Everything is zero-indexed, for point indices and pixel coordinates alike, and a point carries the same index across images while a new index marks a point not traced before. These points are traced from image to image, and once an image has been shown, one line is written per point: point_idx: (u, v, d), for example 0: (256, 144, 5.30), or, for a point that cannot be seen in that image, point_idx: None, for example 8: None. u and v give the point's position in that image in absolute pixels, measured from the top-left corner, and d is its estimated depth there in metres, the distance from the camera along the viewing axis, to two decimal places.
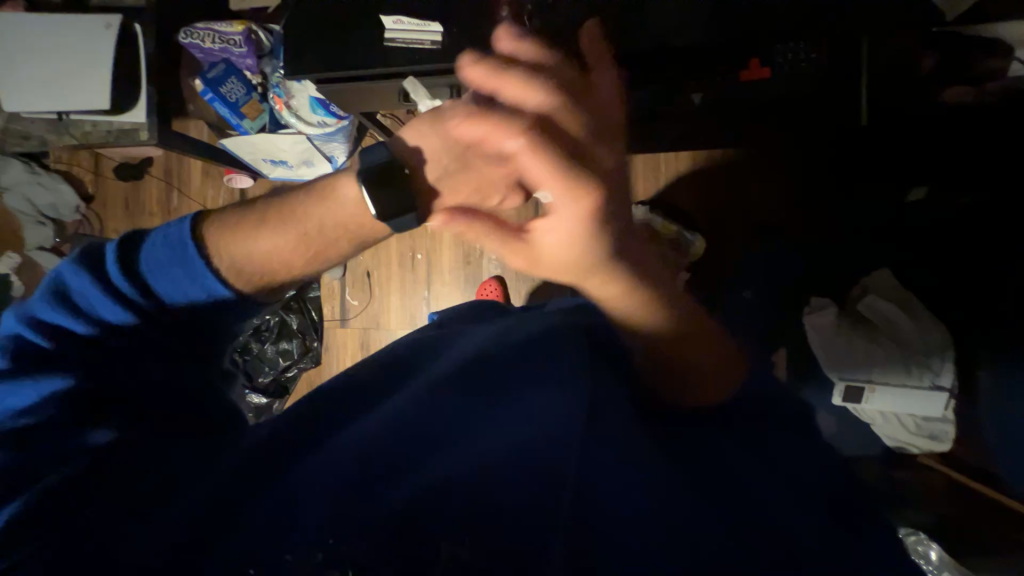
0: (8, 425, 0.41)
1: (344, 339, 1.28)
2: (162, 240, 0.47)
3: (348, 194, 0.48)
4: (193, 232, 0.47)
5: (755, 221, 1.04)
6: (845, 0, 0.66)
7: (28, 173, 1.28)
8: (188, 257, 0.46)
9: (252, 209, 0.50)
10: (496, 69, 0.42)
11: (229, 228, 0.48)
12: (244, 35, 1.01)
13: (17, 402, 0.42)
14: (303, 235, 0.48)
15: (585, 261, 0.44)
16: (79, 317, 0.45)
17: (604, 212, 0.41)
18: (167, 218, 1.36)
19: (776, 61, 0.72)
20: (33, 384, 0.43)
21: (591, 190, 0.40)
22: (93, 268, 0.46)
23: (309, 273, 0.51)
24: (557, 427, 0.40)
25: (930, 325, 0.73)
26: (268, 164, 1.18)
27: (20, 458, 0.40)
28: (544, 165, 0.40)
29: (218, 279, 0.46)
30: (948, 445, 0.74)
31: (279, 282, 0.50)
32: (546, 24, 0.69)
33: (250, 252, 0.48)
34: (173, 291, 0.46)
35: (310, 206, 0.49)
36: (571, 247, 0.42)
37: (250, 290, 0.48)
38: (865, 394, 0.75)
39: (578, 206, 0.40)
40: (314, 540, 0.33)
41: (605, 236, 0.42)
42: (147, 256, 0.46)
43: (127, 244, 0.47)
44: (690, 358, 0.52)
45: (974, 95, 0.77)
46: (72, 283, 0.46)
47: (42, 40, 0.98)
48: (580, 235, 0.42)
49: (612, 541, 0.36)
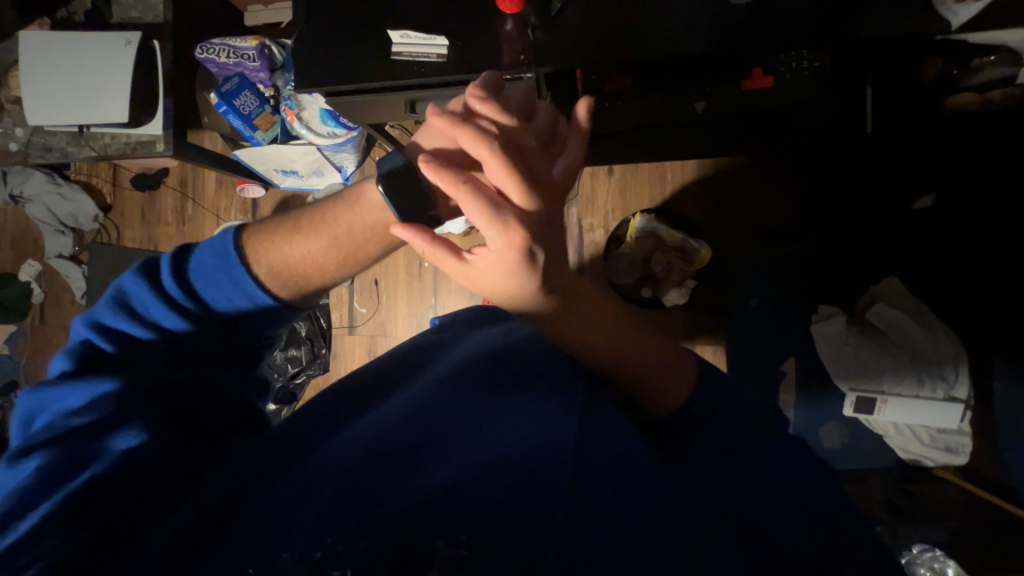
0: (62, 424, 0.42)
1: (351, 347, 1.29)
2: (209, 249, 0.50)
3: (375, 199, 0.52)
4: (235, 241, 0.50)
5: (762, 229, 1.04)
6: (849, 9, 0.66)
7: (50, 184, 1.32)
8: (233, 263, 0.49)
9: (288, 219, 0.54)
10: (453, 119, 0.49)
11: (267, 236, 0.52)
12: (258, 49, 1.06)
13: (72, 402, 0.43)
14: (333, 240, 0.53)
15: (514, 288, 0.46)
16: (142, 323, 0.48)
17: (530, 248, 0.44)
18: (181, 227, 1.40)
19: (781, 70, 0.72)
20: (90, 385, 0.44)
21: (517, 229, 0.43)
22: (152, 275, 0.49)
23: (336, 279, 0.54)
24: (552, 440, 0.41)
25: (942, 334, 0.72)
26: (280, 174, 1.21)
27: (63, 455, 0.40)
28: (477, 200, 0.43)
29: (259, 285, 0.49)
30: (965, 458, 0.72)
31: (312, 288, 0.52)
32: (549, 41, 0.72)
33: (287, 258, 0.51)
34: (220, 297, 0.49)
35: (340, 213, 0.53)
36: (495, 274, 0.46)
37: (288, 296, 0.51)
38: (877, 406, 0.73)
39: (506, 238, 0.43)
40: (312, 538, 0.32)
41: (532, 269, 0.45)
42: (197, 264, 0.49)
43: (182, 254, 0.51)
44: (664, 376, 0.52)
45: (980, 104, 0.75)
46: (133, 290, 0.49)
47: (67, 57, 1.02)
48: (506, 264, 0.45)
49: (610, 542, 0.35)
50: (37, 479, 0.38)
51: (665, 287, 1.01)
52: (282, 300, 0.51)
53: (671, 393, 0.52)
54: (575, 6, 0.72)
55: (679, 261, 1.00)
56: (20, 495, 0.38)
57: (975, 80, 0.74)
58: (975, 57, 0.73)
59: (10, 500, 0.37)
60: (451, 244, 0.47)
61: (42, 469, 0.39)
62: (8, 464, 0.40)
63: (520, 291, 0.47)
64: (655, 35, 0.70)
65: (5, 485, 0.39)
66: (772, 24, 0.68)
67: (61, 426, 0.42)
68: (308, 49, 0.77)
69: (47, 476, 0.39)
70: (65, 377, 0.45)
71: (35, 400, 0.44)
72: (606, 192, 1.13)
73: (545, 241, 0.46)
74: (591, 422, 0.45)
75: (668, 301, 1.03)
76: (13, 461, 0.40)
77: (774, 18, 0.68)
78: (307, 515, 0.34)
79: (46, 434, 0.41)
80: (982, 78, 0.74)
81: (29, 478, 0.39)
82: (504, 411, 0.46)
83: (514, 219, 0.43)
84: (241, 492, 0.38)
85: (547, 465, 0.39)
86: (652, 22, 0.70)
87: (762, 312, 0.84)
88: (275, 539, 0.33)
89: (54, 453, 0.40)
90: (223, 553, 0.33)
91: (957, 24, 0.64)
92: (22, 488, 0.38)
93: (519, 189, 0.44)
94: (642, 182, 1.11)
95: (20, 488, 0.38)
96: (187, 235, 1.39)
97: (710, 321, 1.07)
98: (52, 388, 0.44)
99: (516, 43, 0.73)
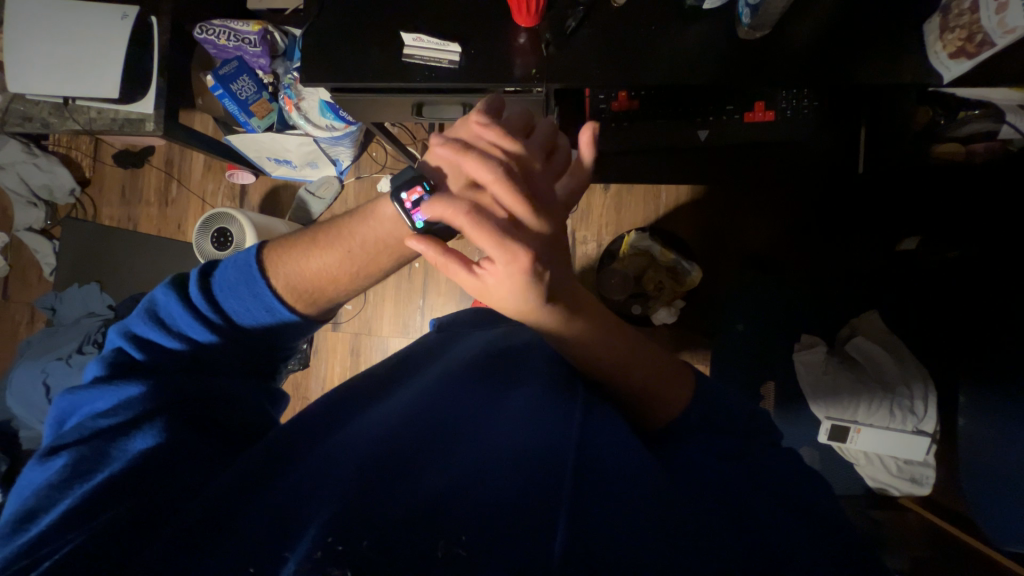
0: (89, 425, 0.44)
1: (334, 343, 1.27)
2: (232, 264, 0.53)
3: (387, 213, 0.55)
4: (256, 257, 0.53)
5: (746, 255, 1.09)
6: (852, 54, 0.69)
7: (25, 154, 1.24)
8: (254, 278, 0.52)
9: (306, 234, 0.57)
10: (457, 150, 0.48)
11: (285, 250, 0.54)
12: (261, 35, 1.02)
13: (99, 405, 0.45)
14: (348, 253, 0.55)
15: (523, 305, 0.47)
16: (168, 332, 0.50)
17: (537, 268, 0.45)
18: (164, 208, 1.35)
19: (782, 105, 0.79)
20: (116, 389, 0.46)
21: (526, 252, 0.44)
22: (180, 288, 0.52)
23: (352, 290, 0.56)
24: (554, 450, 0.42)
25: (914, 368, 0.75)
26: (272, 163, 1.18)
27: (84, 455, 0.42)
28: (484, 232, 0.44)
29: (276, 297, 0.52)
30: (927, 489, 0.75)
31: (327, 300, 0.55)
32: (562, 59, 0.73)
33: (304, 270, 0.54)
34: (240, 308, 0.52)
35: (355, 227, 0.56)
36: (506, 290, 0.46)
37: (303, 308, 0.54)
38: (851, 435, 0.74)
39: (513, 265, 0.44)
40: (316, 537, 0.32)
41: (541, 285, 0.46)
42: (221, 278, 0.52)
43: (207, 270, 0.54)
44: (656, 384, 0.53)
45: (964, 152, 0.82)
46: (161, 302, 0.52)
47: (55, 25, 0.97)
48: (516, 282, 0.45)
49: (610, 544, 0.36)
50: (62, 477, 0.41)
51: (654, 305, 1.03)
52: (299, 312, 0.54)
53: (656, 406, 0.53)
54: (589, 26, 0.73)
55: (670, 280, 1.03)
56: (46, 490, 0.40)
57: (962, 130, 0.79)
58: (961, 109, 0.77)
59: (39, 495, 0.40)
60: (461, 255, 0.47)
61: (67, 466, 0.41)
62: (39, 461, 0.43)
63: (528, 304, 0.47)
64: (666, 61, 0.72)
65: (37, 479, 0.42)
66: (778, 62, 0.70)
67: (88, 427, 0.44)
68: (316, 43, 0.76)
69: (69, 474, 0.41)
70: (98, 380, 0.47)
71: (69, 402, 0.46)
72: (601, 207, 1.15)
73: (552, 245, 0.47)
74: (592, 425, 0.47)
75: (656, 319, 1.03)
76: (45, 457, 0.43)
77: (782, 55, 0.70)
78: (310, 510, 0.35)
79: (75, 434, 0.43)
80: (967, 130, 0.79)
81: (55, 475, 0.41)
82: (507, 411, 0.48)
83: (522, 243, 0.44)
84: (241, 487, 0.39)
85: (548, 474, 0.40)
86: (663, 48, 0.72)
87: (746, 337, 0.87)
88: (274, 538, 0.33)
89: (82, 452, 0.42)
90: (219, 555, 0.33)
91: (948, 79, 0.67)
92: (49, 484, 0.41)
93: (526, 213, 0.46)
94: (637, 199, 1.14)
95: (47, 483, 0.41)
96: (169, 218, 1.35)
97: (693, 340, 1.10)
98: (85, 391, 0.46)
99: (528, 56, 0.74)
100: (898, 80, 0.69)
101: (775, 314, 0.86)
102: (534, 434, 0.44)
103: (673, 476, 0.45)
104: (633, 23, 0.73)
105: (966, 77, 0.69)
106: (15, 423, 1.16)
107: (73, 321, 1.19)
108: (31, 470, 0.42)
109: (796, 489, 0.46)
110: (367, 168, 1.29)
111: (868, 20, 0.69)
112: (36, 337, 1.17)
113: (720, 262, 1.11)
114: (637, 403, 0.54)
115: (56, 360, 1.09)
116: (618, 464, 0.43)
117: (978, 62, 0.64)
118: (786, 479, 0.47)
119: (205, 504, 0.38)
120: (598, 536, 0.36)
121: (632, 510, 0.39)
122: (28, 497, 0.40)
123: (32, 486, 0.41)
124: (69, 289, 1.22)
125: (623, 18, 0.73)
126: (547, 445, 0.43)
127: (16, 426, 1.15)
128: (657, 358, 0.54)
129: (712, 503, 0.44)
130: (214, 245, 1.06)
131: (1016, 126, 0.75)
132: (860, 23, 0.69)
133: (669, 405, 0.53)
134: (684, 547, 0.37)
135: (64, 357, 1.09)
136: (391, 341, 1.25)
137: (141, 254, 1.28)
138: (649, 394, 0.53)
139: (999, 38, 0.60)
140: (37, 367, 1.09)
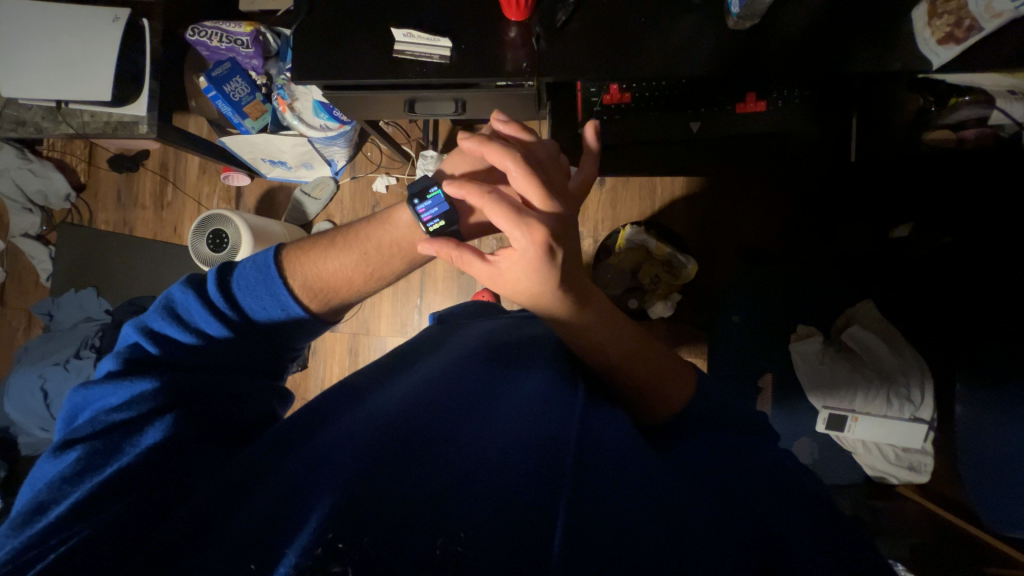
0: (102, 420, 0.44)
1: (332, 344, 1.27)
2: (251, 264, 0.54)
3: (404, 219, 0.59)
4: (276, 257, 0.54)
5: (739, 250, 1.10)
6: (842, 42, 0.69)
7: (20, 159, 1.24)
8: (272, 277, 0.53)
9: (323, 238, 0.59)
10: (481, 138, 0.53)
11: (304, 252, 0.56)
12: (253, 36, 1.01)
13: (112, 399, 0.45)
14: (364, 255, 0.57)
15: (538, 287, 0.50)
16: (185, 328, 0.50)
17: (550, 244, 0.47)
18: (160, 210, 1.35)
19: (771, 97, 0.82)
20: (129, 384, 0.46)
21: (538, 227, 0.47)
22: (197, 286, 0.53)
23: (363, 292, 0.58)
24: (558, 442, 0.43)
25: (909, 358, 0.76)
26: (267, 164, 1.18)
27: (99, 448, 0.42)
28: (505, 213, 0.47)
29: (293, 296, 0.53)
30: (925, 477, 0.75)
31: (340, 299, 0.56)
32: (554, 53, 0.73)
33: (321, 271, 0.55)
34: (257, 306, 0.52)
35: (373, 231, 0.59)
36: (519, 272, 0.49)
37: (317, 308, 0.54)
38: (848, 424, 0.76)
39: (531, 242, 0.47)
40: (314, 535, 0.31)
41: (553, 264, 0.48)
42: (239, 278, 0.53)
43: (225, 270, 0.54)
44: (652, 377, 0.53)
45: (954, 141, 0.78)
46: (179, 298, 0.52)
47: (47, 29, 0.98)
48: (528, 263, 0.48)
49: (605, 540, 0.35)
50: (74, 470, 0.40)
51: (650, 298, 1.04)
52: (313, 311, 0.54)
53: (665, 404, 0.53)
54: (579, 19, 0.73)
55: (666, 274, 1.03)
56: (58, 482, 0.40)
57: (951, 118, 0.75)
58: (952, 96, 0.75)
59: (49, 487, 0.40)
60: (473, 247, 0.51)
61: (80, 459, 0.41)
62: (54, 454, 0.42)
63: (541, 286, 0.49)
64: (655, 53, 0.72)
65: (49, 472, 0.41)
66: (769, 53, 0.70)
67: (101, 421, 0.44)
68: (307, 42, 0.76)
69: (82, 467, 0.41)
70: (113, 374, 0.47)
71: (82, 397, 0.46)
72: (597, 202, 1.16)
73: (563, 237, 0.49)
74: (592, 421, 0.47)
75: (653, 313, 1.05)
76: (60, 451, 0.43)
77: (771, 44, 0.70)
78: (310, 500, 0.35)
79: (88, 428, 0.43)
80: (958, 116, 0.75)
81: (68, 468, 0.41)
82: (511, 403, 0.49)
83: (536, 220, 0.47)
84: (236, 485, 0.39)
85: (549, 470, 0.40)
86: (653, 41, 0.72)
87: (745, 330, 0.87)
88: (273, 530, 0.33)
89: (92, 446, 0.42)
90: (204, 558, 0.32)
91: (936, 65, 0.68)
92: (60, 477, 0.40)
93: (541, 195, 0.50)
94: (631, 194, 1.15)
95: (59, 476, 0.40)
96: (165, 221, 1.34)
97: (690, 333, 1.10)
98: (99, 386, 0.46)
99: (519, 51, 0.74)
100: (888, 69, 0.69)
101: (774, 304, 0.86)
102: (539, 420, 0.45)
103: (670, 467, 0.46)
104: (622, 16, 0.73)
105: (956, 63, 0.69)
106: (13, 429, 1.16)
107: (71, 325, 1.20)
108: (45, 463, 0.42)
109: (800, 480, 0.45)
110: (363, 168, 1.29)
111: (857, 8, 0.69)
112: (33, 342, 1.17)
113: (715, 254, 1.11)
114: (642, 397, 0.54)
115: (54, 365, 1.09)
116: (615, 467, 0.42)
117: (965, 47, 0.65)
118: (788, 470, 0.46)
119: (199, 503, 0.37)
120: (598, 531, 0.35)
121: (627, 509, 0.38)
122: (39, 491, 0.40)
123: (44, 479, 0.41)
124: (65, 294, 1.23)
125: (612, 11, 0.73)
126: (551, 436, 0.43)
127: (14, 432, 1.15)
128: (660, 357, 0.55)
129: (708, 494, 0.43)
130: (210, 248, 1.05)
131: (1006, 111, 0.72)
132: (848, 12, 0.69)
133: (672, 397, 0.53)
134: (679, 541, 0.36)
135: (62, 361, 1.09)
136: (389, 341, 1.25)
137: (137, 257, 1.27)
138: (646, 385, 0.53)
139: (987, 22, 0.62)
140: (34, 373, 1.09)
